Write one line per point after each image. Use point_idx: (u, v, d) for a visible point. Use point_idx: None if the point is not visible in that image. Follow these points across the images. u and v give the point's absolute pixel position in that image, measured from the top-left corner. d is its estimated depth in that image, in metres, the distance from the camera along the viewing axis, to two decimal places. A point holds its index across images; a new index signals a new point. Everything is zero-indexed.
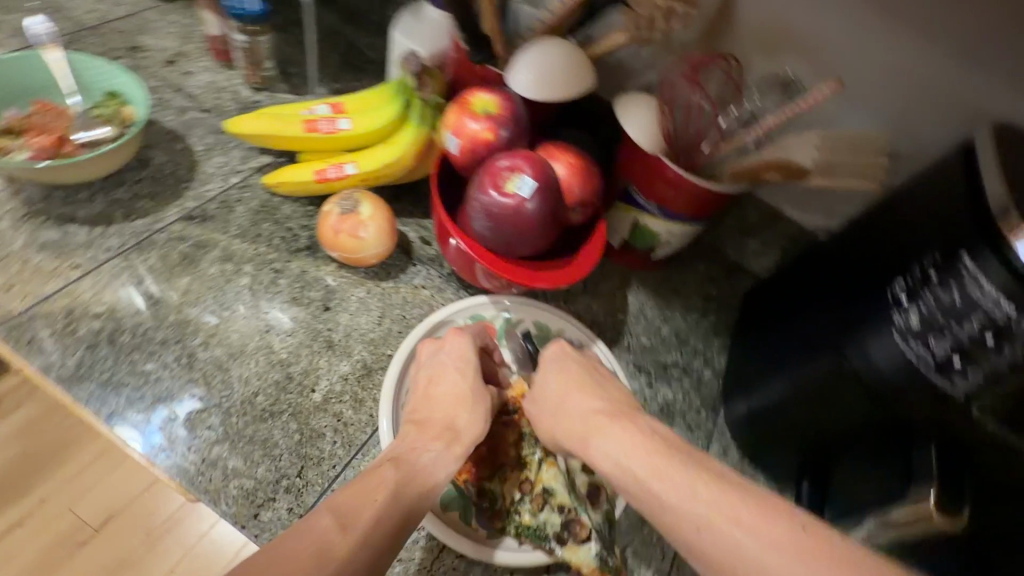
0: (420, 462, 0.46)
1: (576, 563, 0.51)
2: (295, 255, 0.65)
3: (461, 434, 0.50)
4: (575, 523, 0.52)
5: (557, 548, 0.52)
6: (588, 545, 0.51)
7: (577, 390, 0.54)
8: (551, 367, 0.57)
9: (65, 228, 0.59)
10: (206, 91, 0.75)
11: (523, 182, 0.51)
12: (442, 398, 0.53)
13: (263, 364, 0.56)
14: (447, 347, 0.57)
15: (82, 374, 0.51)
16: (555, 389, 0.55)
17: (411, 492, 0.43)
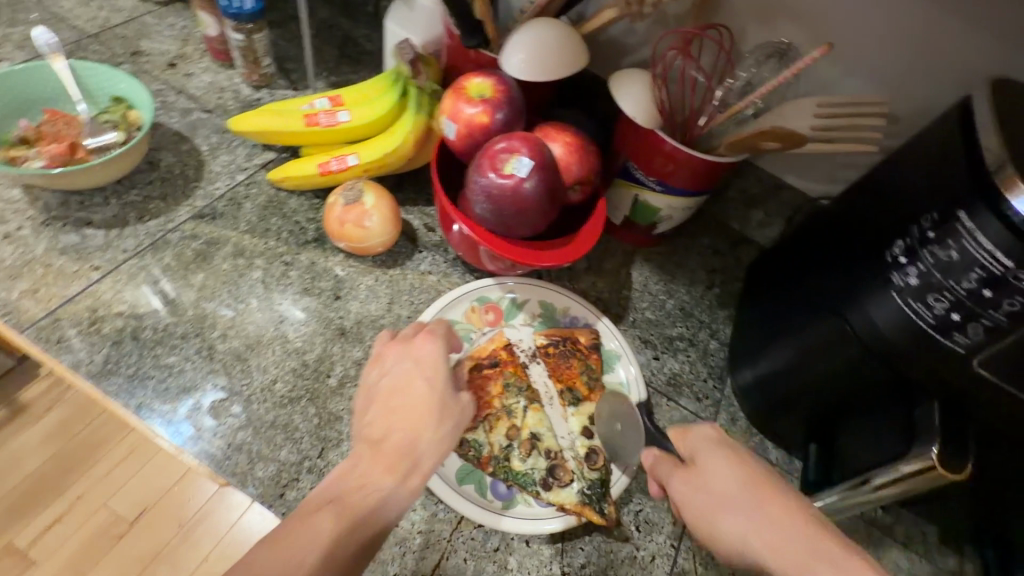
0: (365, 502, 0.40)
1: (559, 502, 0.55)
2: (304, 247, 0.66)
3: (420, 462, 0.44)
4: (560, 469, 0.57)
5: (541, 491, 0.55)
6: (572, 486, 0.56)
7: (762, 492, 0.45)
8: (717, 461, 0.48)
9: (83, 232, 0.61)
10: (208, 91, 0.76)
11: (521, 162, 0.52)
12: (403, 412, 0.46)
13: (279, 353, 0.58)
14: (415, 353, 0.49)
15: (110, 370, 0.53)
16: (737, 482, 0.46)
17: (350, 545, 0.37)
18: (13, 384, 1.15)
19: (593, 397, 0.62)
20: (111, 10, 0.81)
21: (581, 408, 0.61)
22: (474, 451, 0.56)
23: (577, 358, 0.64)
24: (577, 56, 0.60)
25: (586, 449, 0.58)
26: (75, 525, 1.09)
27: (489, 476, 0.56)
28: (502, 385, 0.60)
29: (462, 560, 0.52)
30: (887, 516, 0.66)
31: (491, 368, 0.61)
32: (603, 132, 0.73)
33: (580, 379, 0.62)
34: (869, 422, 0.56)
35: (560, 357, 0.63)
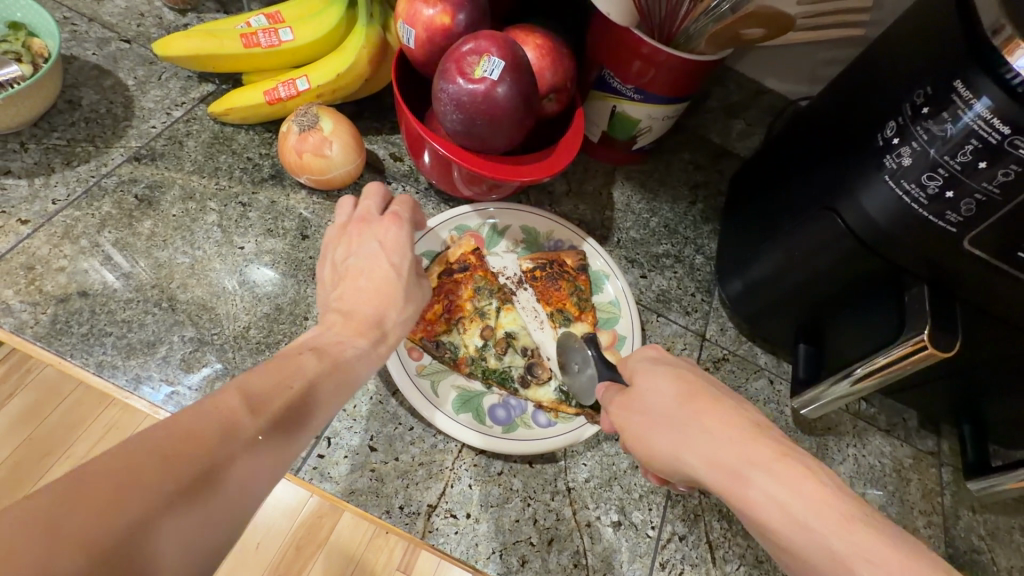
0: (343, 355, 0.39)
1: (538, 401, 0.55)
2: (260, 185, 0.61)
3: (388, 333, 0.43)
4: (537, 366, 0.57)
5: (518, 388, 0.56)
6: (549, 385, 0.56)
7: (688, 403, 0.40)
8: (654, 378, 0.43)
9: (2, 183, 0.54)
10: (125, 17, 0.67)
11: (490, 64, 0.47)
12: (369, 287, 0.44)
13: (249, 299, 0.54)
14: (379, 234, 0.47)
15: (60, 330, 0.49)
16: (670, 397, 0.41)
17: (333, 382, 0.36)
18: None
19: (584, 317, 0.60)
20: None
21: (572, 328, 0.60)
22: (450, 353, 0.55)
23: (565, 280, 0.62)
24: None
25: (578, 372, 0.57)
26: None
27: (486, 401, 0.54)
28: (473, 288, 0.59)
29: (468, 484, 0.51)
30: (871, 407, 0.68)
31: (457, 273, 0.59)
32: (575, 40, 0.67)
33: (570, 301, 0.61)
34: (858, 315, 0.56)
35: (548, 280, 0.62)
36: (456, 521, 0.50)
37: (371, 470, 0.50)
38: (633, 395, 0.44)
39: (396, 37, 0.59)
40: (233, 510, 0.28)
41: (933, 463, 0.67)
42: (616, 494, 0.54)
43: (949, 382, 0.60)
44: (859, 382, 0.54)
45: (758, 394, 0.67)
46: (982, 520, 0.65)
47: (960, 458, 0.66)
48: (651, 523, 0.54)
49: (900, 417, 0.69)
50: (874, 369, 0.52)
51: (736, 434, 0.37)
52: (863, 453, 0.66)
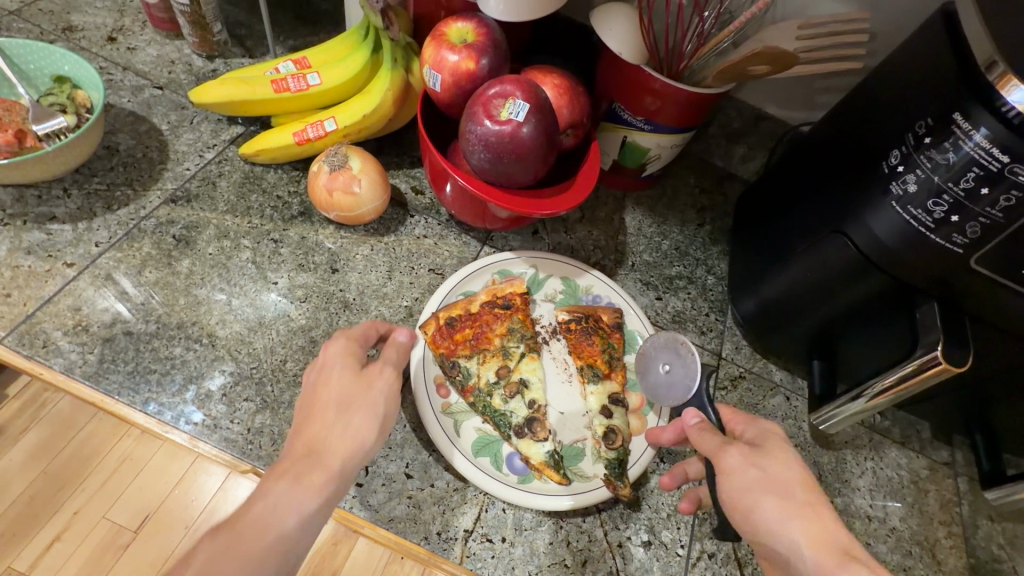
0: (250, 511, 0.35)
1: (526, 454, 0.54)
2: (290, 222, 0.63)
3: (322, 456, 0.39)
4: (538, 422, 0.55)
5: (513, 437, 0.54)
6: (543, 444, 0.54)
7: (809, 489, 0.41)
8: (781, 456, 0.42)
9: (48, 228, 0.56)
10: (158, 65, 0.70)
11: (516, 106, 0.50)
12: (302, 422, 0.41)
13: (284, 332, 0.56)
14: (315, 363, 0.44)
15: (108, 368, 0.51)
16: (789, 478, 0.41)
17: (234, 554, 0.33)
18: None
19: (613, 375, 0.60)
20: None
21: (601, 387, 0.59)
22: (462, 376, 0.56)
23: (599, 335, 0.62)
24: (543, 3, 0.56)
25: (604, 428, 0.56)
26: (81, 536, 1.11)
27: (504, 449, 0.54)
28: (507, 328, 0.60)
29: (501, 508, 0.53)
30: (884, 420, 0.70)
31: (504, 309, 0.61)
32: (585, 77, 0.71)
33: (601, 357, 0.60)
34: (870, 334, 0.58)
35: (582, 334, 0.61)
36: (493, 545, 0.51)
37: (409, 497, 0.51)
38: (752, 455, 0.43)
39: (420, 79, 0.62)
40: None
41: (949, 473, 0.68)
42: (646, 513, 0.55)
43: (958, 392, 0.62)
44: (874, 399, 0.56)
45: (776, 410, 0.68)
46: (1000, 529, 0.66)
47: (974, 467, 0.67)
48: (680, 541, 0.55)
49: (914, 428, 0.70)
50: (885, 385, 0.54)
51: (845, 535, 0.38)
52: (881, 466, 0.67)
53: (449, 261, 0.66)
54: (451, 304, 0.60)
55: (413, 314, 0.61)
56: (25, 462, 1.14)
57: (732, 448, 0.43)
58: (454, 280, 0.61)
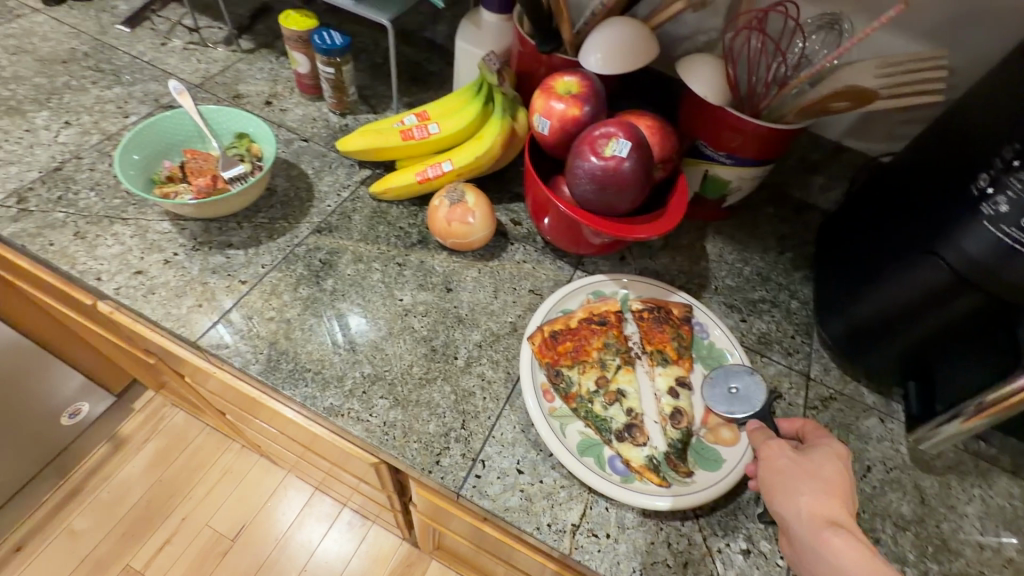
0: None
1: (627, 457, 0.58)
2: (411, 248, 0.74)
3: None
4: (636, 428, 0.60)
5: (614, 441, 0.59)
6: (642, 448, 0.59)
7: (834, 475, 0.48)
8: (825, 457, 0.49)
9: (227, 253, 0.68)
10: (304, 122, 0.85)
11: (620, 144, 0.58)
12: None
13: (410, 342, 0.65)
14: None
15: (274, 366, 0.61)
16: (811, 464, 0.48)
17: None
18: (129, 402, 1.36)
19: (680, 362, 0.66)
20: (208, 62, 0.91)
21: (669, 370, 0.65)
22: (566, 384, 0.62)
23: (669, 325, 0.68)
24: (635, 58, 0.65)
25: (671, 408, 0.62)
26: (183, 546, 1.21)
27: (605, 452, 0.59)
28: (603, 342, 0.66)
29: (605, 507, 0.57)
30: (990, 446, 0.68)
31: (601, 325, 0.67)
32: (669, 119, 0.79)
33: (670, 344, 0.66)
34: (970, 353, 0.59)
35: (654, 323, 0.68)
36: (598, 539, 0.55)
37: (521, 490, 0.57)
38: (794, 451, 0.50)
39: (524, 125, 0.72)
40: None
41: None
42: (744, 522, 0.58)
43: None
44: (972, 421, 0.56)
45: (871, 431, 0.68)
46: None
47: None
48: (780, 552, 0.56)
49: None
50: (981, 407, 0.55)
51: (848, 517, 0.45)
52: (990, 494, 0.65)
53: (546, 283, 0.74)
54: (553, 320, 0.66)
55: (518, 328, 0.68)
56: (145, 469, 1.29)
57: (775, 443, 0.51)
58: (553, 300, 0.68)
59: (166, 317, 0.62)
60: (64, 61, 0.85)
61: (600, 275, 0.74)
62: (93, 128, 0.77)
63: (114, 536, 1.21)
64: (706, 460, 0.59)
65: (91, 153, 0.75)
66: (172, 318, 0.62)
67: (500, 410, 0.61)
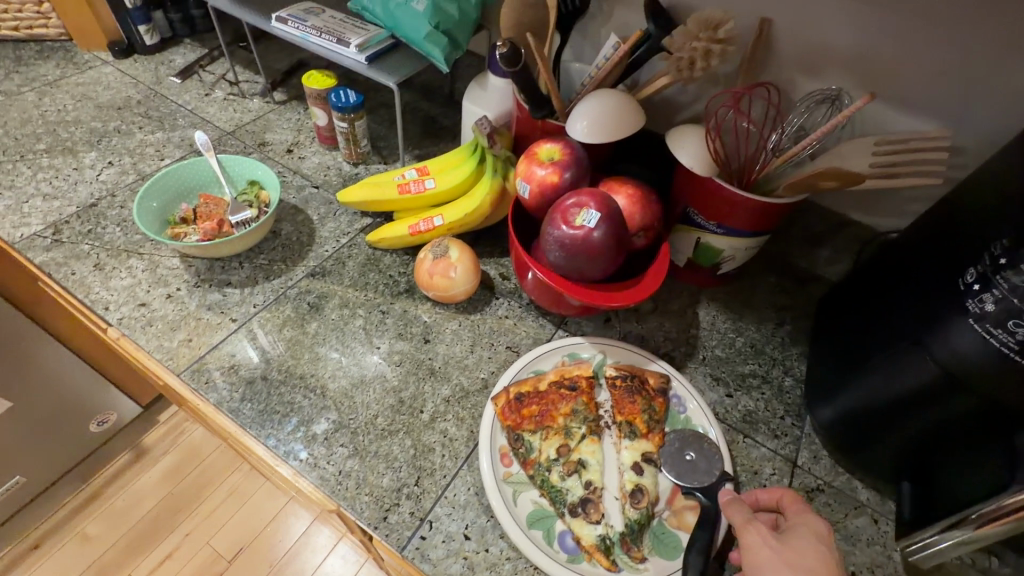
0: None
1: (578, 534, 0.56)
2: (397, 297, 0.76)
3: None
4: (592, 503, 0.58)
5: (566, 515, 0.57)
6: (595, 526, 0.57)
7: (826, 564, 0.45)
8: (807, 540, 0.47)
9: (224, 291, 0.73)
10: (318, 170, 0.92)
11: (590, 215, 0.58)
12: None
13: (379, 391, 0.66)
14: None
15: (246, 405, 0.63)
16: (802, 554, 0.45)
17: None
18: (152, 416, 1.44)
19: (650, 436, 0.63)
20: (242, 111, 1.00)
21: (636, 444, 0.63)
22: (525, 449, 0.61)
23: (642, 396, 0.66)
24: (619, 127, 0.66)
25: (632, 485, 0.59)
26: (182, 562, 1.24)
27: (557, 526, 0.57)
28: (571, 409, 0.64)
29: None
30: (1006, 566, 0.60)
31: (570, 390, 0.66)
32: (663, 184, 0.79)
33: (640, 416, 0.64)
34: (969, 457, 0.53)
35: (626, 392, 0.66)
36: None
37: (464, 558, 0.55)
38: (774, 538, 0.47)
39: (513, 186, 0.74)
40: None
41: None
42: None
43: None
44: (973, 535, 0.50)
45: (860, 532, 0.63)
46: None
47: None
48: None
49: None
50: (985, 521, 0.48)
51: None
52: None
53: (525, 340, 0.74)
54: (521, 381, 0.66)
55: (488, 385, 0.68)
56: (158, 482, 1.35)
57: (754, 527, 0.48)
58: (525, 360, 0.68)
59: (159, 348, 0.66)
60: (119, 108, 0.96)
61: (579, 337, 0.73)
62: (131, 168, 0.86)
63: (120, 546, 1.25)
64: (664, 545, 0.56)
65: (125, 191, 0.83)
66: (164, 350, 0.66)
67: (458, 470, 0.61)
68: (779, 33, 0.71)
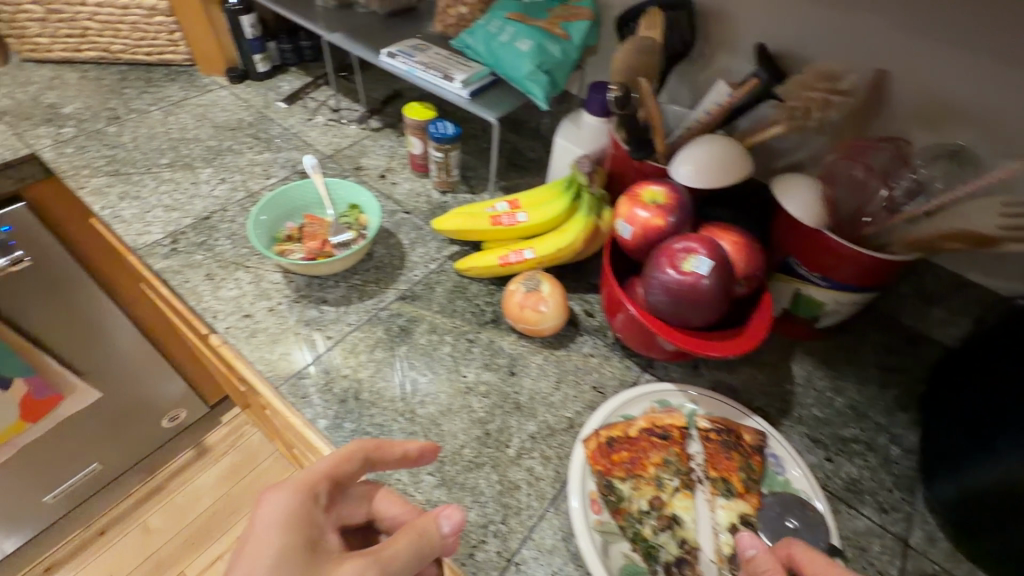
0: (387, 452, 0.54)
1: None
2: (483, 326, 0.77)
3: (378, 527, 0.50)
4: (687, 563, 0.56)
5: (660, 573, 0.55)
6: None
7: None
8: None
9: (320, 308, 0.76)
10: (409, 196, 0.95)
11: (700, 262, 0.57)
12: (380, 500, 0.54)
13: (466, 421, 0.66)
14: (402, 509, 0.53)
15: (338, 423, 0.64)
16: None
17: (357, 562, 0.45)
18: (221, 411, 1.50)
19: (747, 496, 0.60)
20: (341, 137, 1.05)
21: (732, 503, 0.60)
22: (615, 497, 0.59)
23: (738, 452, 0.63)
24: (729, 173, 0.65)
25: (730, 548, 0.57)
26: None
27: None
28: (663, 459, 0.62)
29: None
30: None
31: (662, 439, 0.64)
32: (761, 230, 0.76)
33: (737, 474, 0.61)
34: None
35: (721, 447, 0.63)
36: None
37: None
38: None
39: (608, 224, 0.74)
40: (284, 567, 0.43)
41: None
42: None
43: None
44: None
45: None
46: None
47: None
48: None
49: None
50: None
51: None
52: None
53: (611, 380, 0.73)
54: (611, 425, 0.64)
55: (574, 425, 0.67)
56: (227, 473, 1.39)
57: None
58: (612, 403, 0.66)
59: (260, 359, 0.69)
60: (233, 128, 1.03)
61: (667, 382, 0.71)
62: (241, 186, 0.92)
63: None
64: None
65: (235, 207, 0.88)
66: (264, 361, 0.69)
67: (544, 512, 0.59)
68: (900, 86, 0.68)
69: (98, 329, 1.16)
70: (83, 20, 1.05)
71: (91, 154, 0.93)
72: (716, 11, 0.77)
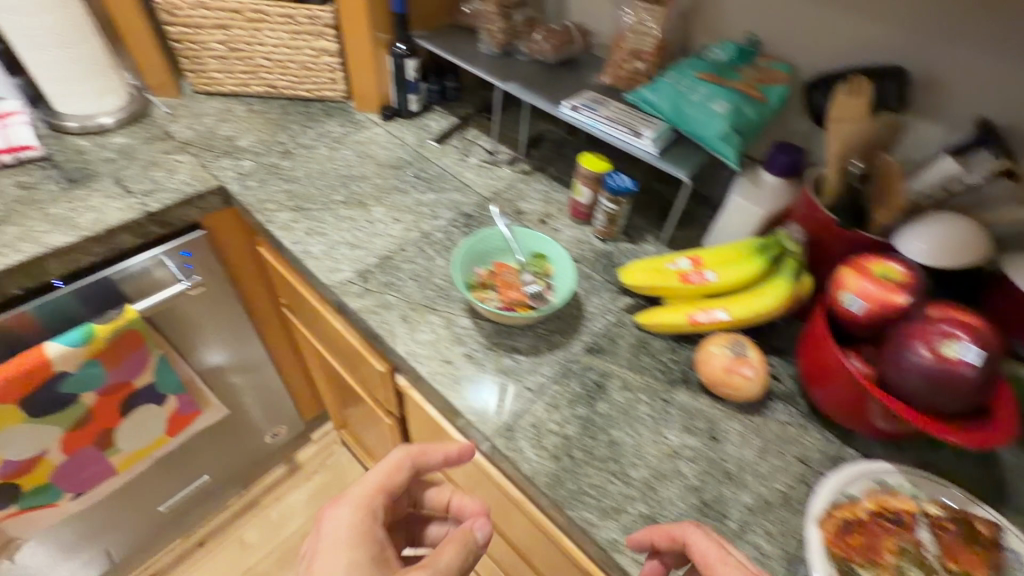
0: (429, 457, 0.66)
1: None
2: (675, 385, 0.76)
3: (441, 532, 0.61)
4: None
5: None
6: None
7: None
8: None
9: (514, 357, 0.76)
10: (572, 243, 0.96)
11: (966, 348, 0.56)
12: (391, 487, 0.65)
13: (681, 488, 0.65)
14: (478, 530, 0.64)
15: (558, 482, 0.64)
16: None
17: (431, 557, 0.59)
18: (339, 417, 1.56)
19: None
20: (495, 179, 1.08)
21: None
22: None
23: (977, 545, 0.60)
24: (966, 253, 0.64)
25: None
26: None
27: None
28: (898, 546, 0.60)
29: None
30: None
31: (893, 524, 0.62)
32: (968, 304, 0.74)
33: (982, 569, 0.59)
34: None
35: (957, 538, 0.61)
36: None
37: None
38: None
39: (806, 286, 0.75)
40: (363, 550, 0.58)
41: None
42: None
43: None
44: None
45: None
46: None
47: None
48: None
49: None
50: None
51: None
52: None
53: (814, 453, 0.71)
54: (841, 505, 0.62)
55: (789, 500, 0.66)
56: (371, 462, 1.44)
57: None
58: (834, 479, 0.64)
59: (469, 409, 0.70)
60: (394, 167, 1.06)
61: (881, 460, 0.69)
62: (414, 226, 0.94)
63: None
64: None
65: (412, 247, 0.90)
66: (473, 411, 0.70)
67: None
68: None
69: (237, 345, 1.21)
70: (258, 58, 1.11)
71: (271, 188, 0.97)
72: (930, 81, 0.76)
